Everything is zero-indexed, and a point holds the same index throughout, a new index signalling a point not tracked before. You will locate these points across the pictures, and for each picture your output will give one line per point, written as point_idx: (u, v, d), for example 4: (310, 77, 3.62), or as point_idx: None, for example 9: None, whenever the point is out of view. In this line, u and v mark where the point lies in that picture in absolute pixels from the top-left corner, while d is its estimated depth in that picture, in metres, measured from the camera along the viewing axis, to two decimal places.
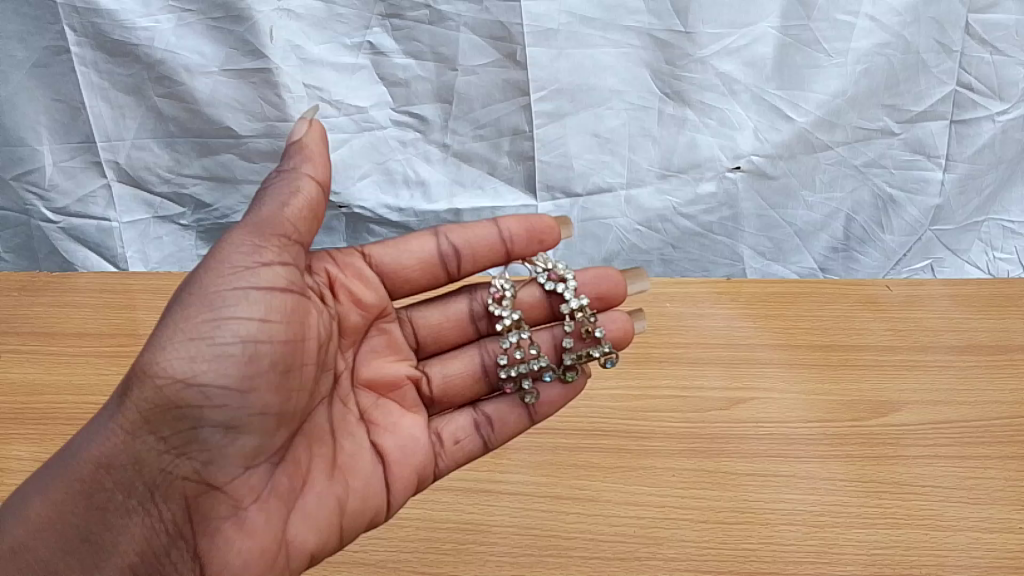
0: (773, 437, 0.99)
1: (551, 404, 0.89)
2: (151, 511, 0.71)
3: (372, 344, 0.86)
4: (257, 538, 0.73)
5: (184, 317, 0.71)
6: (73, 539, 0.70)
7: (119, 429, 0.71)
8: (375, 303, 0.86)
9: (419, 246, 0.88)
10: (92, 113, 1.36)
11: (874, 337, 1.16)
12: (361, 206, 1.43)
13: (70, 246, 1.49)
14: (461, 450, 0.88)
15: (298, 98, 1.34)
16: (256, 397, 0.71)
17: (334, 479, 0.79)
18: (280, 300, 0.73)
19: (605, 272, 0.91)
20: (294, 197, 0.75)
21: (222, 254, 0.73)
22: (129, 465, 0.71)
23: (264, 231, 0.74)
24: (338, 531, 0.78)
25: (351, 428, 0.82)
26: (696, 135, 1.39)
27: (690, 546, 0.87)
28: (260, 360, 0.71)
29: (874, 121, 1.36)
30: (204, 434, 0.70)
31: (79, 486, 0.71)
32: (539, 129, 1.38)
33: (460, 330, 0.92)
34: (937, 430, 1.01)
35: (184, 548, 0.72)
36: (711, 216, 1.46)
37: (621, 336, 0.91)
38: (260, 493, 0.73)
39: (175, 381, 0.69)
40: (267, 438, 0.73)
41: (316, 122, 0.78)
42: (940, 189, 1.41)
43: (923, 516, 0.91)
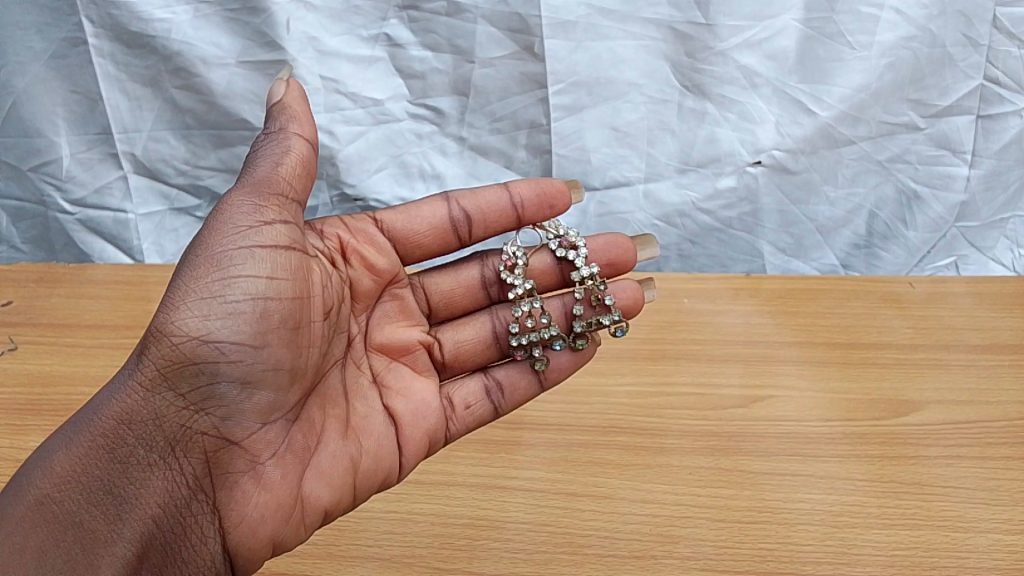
0: (792, 436, 0.97)
1: (560, 370, 0.91)
2: (172, 465, 0.71)
3: (384, 310, 0.90)
4: (275, 492, 0.75)
5: (194, 277, 0.72)
6: (96, 491, 0.68)
7: (138, 386, 0.71)
8: (388, 269, 0.89)
9: (432, 212, 0.91)
10: (109, 105, 1.36)
11: (896, 336, 1.14)
12: (377, 199, 1.42)
13: (87, 238, 1.49)
14: (472, 415, 0.89)
15: (314, 90, 1.34)
16: (267, 352, 0.73)
17: (347, 438, 0.81)
18: (285, 258, 0.75)
19: (614, 240, 0.94)
20: (287, 154, 0.78)
21: (222, 215, 0.75)
22: (150, 420, 0.71)
23: (262, 190, 0.76)
24: (351, 489, 0.80)
25: (363, 391, 0.84)
26: (715, 129, 1.36)
27: (706, 544, 0.84)
28: (270, 316, 0.73)
29: (897, 116, 1.34)
30: (220, 390, 0.72)
31: (100, 441, 0.70)
32: (556, 123, 1.36)
33: (471, 296, 0.94)
34: (961, 430, 0.99)
35: (203, 504, 0.72)
36: (730, 212, 1.44)
37: (631, 302, 0.93)
38: (276, 449, 0.75)
39: (190, 338, 0.70)
40: (280, 395, 0.75)
41: (293, 84, 0.82)
42: (965, 185, 1.39)
43: (946, 516, 0.88)
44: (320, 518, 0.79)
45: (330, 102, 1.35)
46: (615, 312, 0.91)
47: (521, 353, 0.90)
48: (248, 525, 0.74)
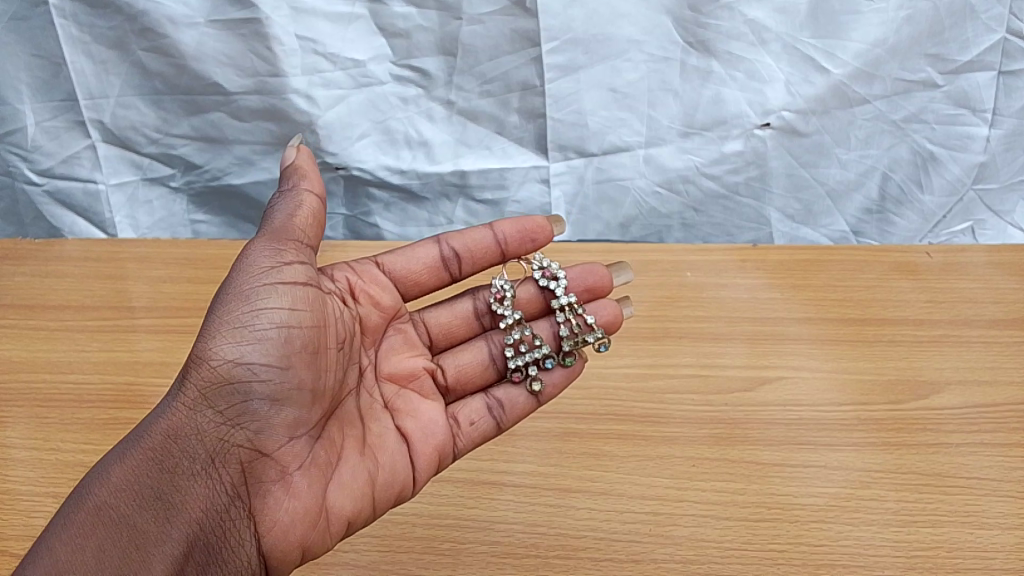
0: (804, 422, 0.91)
1: (557, 385, 0.85)
2: (213, 475, 0.68)
3: (390, 343, 0.84)
4: (303, 500, 0.70)
5: (225, 308, 0.71)
6: (147, 496, 0.66)
7: (182, 402, 0.69)
8: (391, 304, 0.85)
9: (425, 252, 0.88)
10: (73, 69, 1.28)
11: (913, 310, 1.06)
12: (360, 168, 1.35)
13: (57, 211, 1.41)
14: (476, 432, 0.83)
15: (290, 51, 1.25)
16: (293, 373, 0.70)
17: (364, 454, 0.76)
18: (305, 292, 0.74)
19: (590, 266, 0.89)
20: (301, 208, 0.77)
21: (243, 262, 0.74)
22: (192, 436, 0.68)
23: (281, 237, 0.75)
24: (372, 506, 0.75)
25: (377, 414, 0.79)
26: (721, 88, 1.27)
27: (710, 546, 0.78)
28: (294, 341, 0.71)
29: (915, 73, 1.25)
30: (253, 406, 0.69)
31: (150, 451, 0.68)
32: (550, 84, 1.28)
33: (467, 329, 0.90)
34: (983, 415, 0.92)
35: (238, 509, 0.69)
36: (736, 177, 1.35)
37: (613, 322, 0.88)
38: (304, 461, 0.71)
39: (224, 360, 0.69)
40: (305, 411, 0.72)
41: (304, 147, 0.82)
42: (985, 146, 1.30)
43: (969, 512, 0.81)
44: (343, 529, 0.74)
45: (309, 63, 1.26)
46: (598, 332, 0.85)
47: (518, 374, 0.84)
48: (281, 529, 0.70)
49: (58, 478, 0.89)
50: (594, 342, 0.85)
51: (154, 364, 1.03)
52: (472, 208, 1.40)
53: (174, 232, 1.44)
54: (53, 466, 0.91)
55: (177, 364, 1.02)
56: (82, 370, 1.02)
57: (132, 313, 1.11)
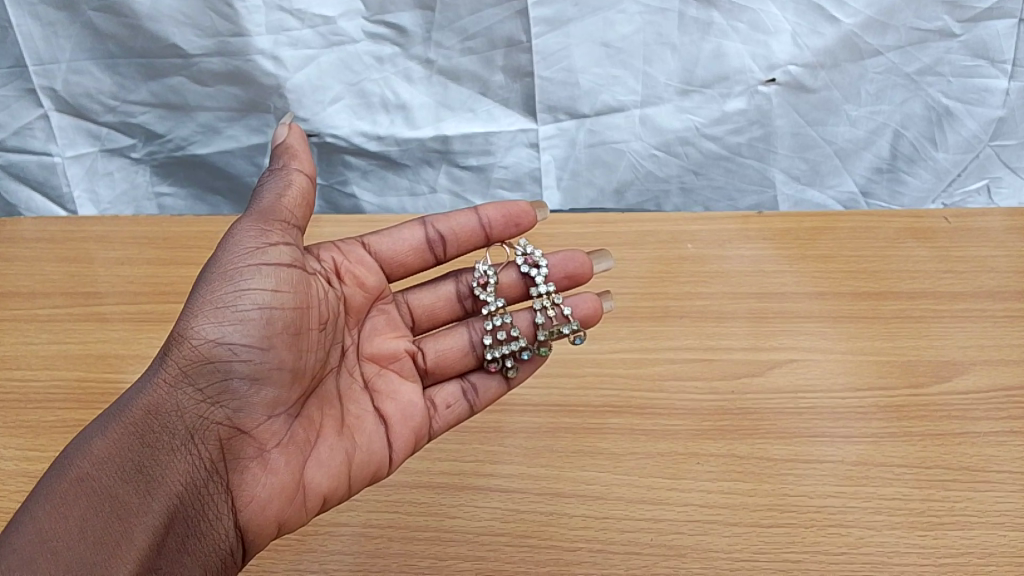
0: (817, 411, 0.84)
1: (528, 373, 0.79)
2: (192, 451, 0.61)
3: (373, 324, 0.75)
4: (280, 477, 0.64)
5: (208, 285, 0.64)
6: (128, 468, 0.59)
7: (163, 375, 0.62)
8: (376, 286, 0.76)
9: (409, 234, 0.79)
10: (19, 32, 1.17)
11: (930, 280, 0.98)
12: (333, 134, 1.25)
13: (11, 186, 1.32)
14: (451, 416, 0.76)
15: (253, 7, 1.15)
16: (275, 354, 0.63)
17: (344, 434, 0.68)
18: (291, 273, 0.66)
19: (571, 254, 0.81)
20: (290, 188, 0.69)
21: (227, 242, 0.66)
22: (172, 412, 0.61)
23: (267, 218, 0.67)
24: (348, 487, 0.68)
25: (357, 396, 0.71)
26: (723, 41, 1.18)
27: (719, 557, 0.72)
28: (277, 322, 0.64)
29: (931, 21, 1.15)
30: (233, 385, 0.62)
31: (130, 425, 0.61)
32: (537, 39, 1.18)
33: (451, 312, 0.81)
34: (1010, 399, 0.85)
35: (217, 483, 0.62)
36: (739, 137, 1.26)
37: (594, 315, 0.79)
38: (282, 439, 0.64)
39: (206, 339, 0.62)
40: (286, 391, 0.64)
41: (295, 125, 0.73)
42: (1004, 100, 1.21)
43: (999, 511, 0.75)
44: (320, 506, 0.67)
45: (274, 21, 1.16)
46: (573, 322, 0.78)
47: (495, 364, 0.76)
48: (258, 505, 0.63)
49: (6, 486, 0.82)
50: (569, 332, 0.78)
51: (112, 357, 0.95)
52: (456, 174, 1.31)
53: (138, 207, 1.35)
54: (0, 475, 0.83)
55: (137, 356, 0.94)
56: (33, 364, 0.95)
57: (88, 301, 1.03)
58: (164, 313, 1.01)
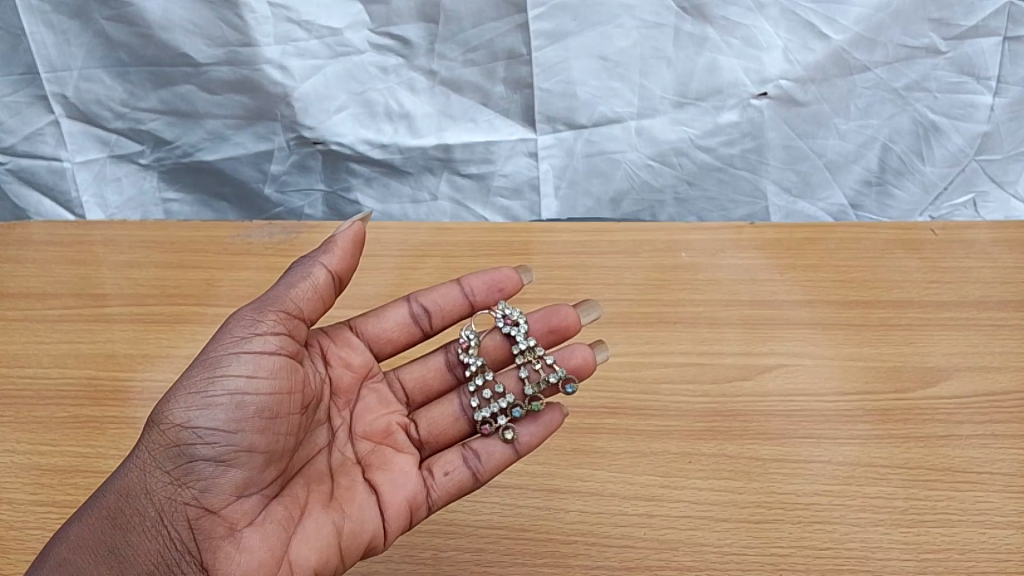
0: (806, 414, 0.87)
1: (537, 437, 0.75)
2: (162, 533, 0.61)
3: (366, 403, 0.76)
4: (255, 556, 0.62)
5: (186, 375, 0.64)
6: (101, 552, 0.61)
7: (139, 460, 0.63)
8: (364, 363, 0.77)
9: (395, 312, 0.80)
10: (33, 40, 1.20)
11: (917, 290, 1.02)
12: (339, 142, 1.29)
13: (20, 190, 1.34)
14: (452, 484, 0.73)
15: (262, 18, 1.18)
16: (243, 438, 0.62)
17: (330, 507, 0.67)
18: (272, 360, 0.65)
19: (554, 308, 0.82)
20: (303, 281, 0.69)
21: (224, 328, 0.67)
22: (142, 495, 0.62)
23: (265, 306, 0.68)
24: (338, 563, 0.66)
25: (348, 469, 0.71)
26: (717, 56, 1.21)
27: (709, 551, 0.76)
28: (247, 407, 0.62)
29: (918, 38, 1.19)
30: (199, 466, 0.62)
31: (106, 511, 0.63)
32: (537, 52, 1.21)
33: (443, 381, 0.81)
34: (992, 404, 0.88)
35: (190, 564, 0.61)
36: (732, 148, 1.30)
37: (585, 365, 0.78)
38: (254, 518, 0.63)
39: (173, 423, 0.62)
40: (259, 472, 0.63)
41: (362, 222, 0.73)
42: (989, 116, 1.24)
43: (980, 509, 0.79)
44: None
45: (282, 32, 1.19)
46: (560, 371, 0.77)
47: (489, 426, 0.75)
48: None
49: (16, 481, 0.85)
50: (557, 381, 0.77)
51: (122, 356, 0.98)
52: (457, 182, 1.34)
53: (144, 211, 1.38)
54: (12, 468, 0.86)
55: (145, 356, 0.98)
56: (44, 361, 0.97)
57: (97, 301, 1.06)
58: (172, 315, 1.03)
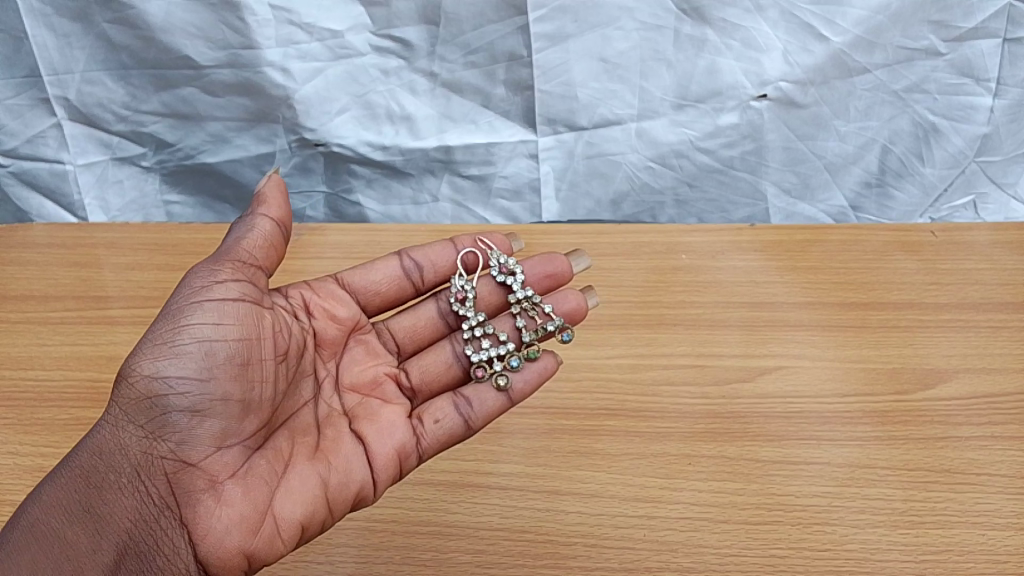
0: (804, 416, 0.88)
1: (530, 383, 0.77)
2: (139, 488, 0.63)
3: (352, 355, 0.78)
4: (238, 507, 0.63)
5: (151, 328, 0.65)
6: (77, 510, 0.62)
7: (109, 417, 0.64)
8: (350, 316, 0.79)
9: (386, 266, 0.82)
10: (35, 43, 1.21)
11: (917, 292, 1.02)
12: (340, 144, 1.29)
13: (23, 193, 1.35)
14: (443, 432, 0.74)
15: (263, 21, 1.18)
16: (216, 385, 0.63)
17: (316, 459, 0.68)
18: (237, 306, 0.66)
19: (548, 255, 0.86)
20: (252, 230, 0.70)
21: (182, 282, 0.67)
22: (116, 451, 0.64)
23: (218, 258, 0.68)
24: (326, 513, 0.67)
25: (334, 421, 0.72)
26: (716, 58, 1.22)
27: (708, 552, 0.76)
28: (217, 354, 0.64)
29: (917, 40, 1.19)
30: (172, 418, 0.63)
31: (79, 470, 0.64)
32: (537, 55, 1.21)
33: (433, 329, 0.85)
34: (991, 405, 0.89)
35: (170, 518, 0.63)
36: (731, 150, 1.30)
37: (578, 311, 0.84)
38: (236, 470, 0.64)
39: (143, 376, 0.63)
40: (237, 423, 0.64)
41: (276, 171, 0.75)
42: (989, 117, 1.25)
43: (980, 511, 0.79)
44: (297, 537, 0.65)
45: (283, 35, 1.19)
46: (557, 319, 0.83)
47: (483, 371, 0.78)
48: (215, 537, 0.62)
49: (18, 483, 0.85)
50: (554, 330, 0.83)
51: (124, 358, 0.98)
52: (458, 184, 1.35)
53: (146, 214, 1.38)
54: (13, 470, 0.86)
55: None
56: (47, 364, 0.98)
57: (98, 304, 1.06)
58: None
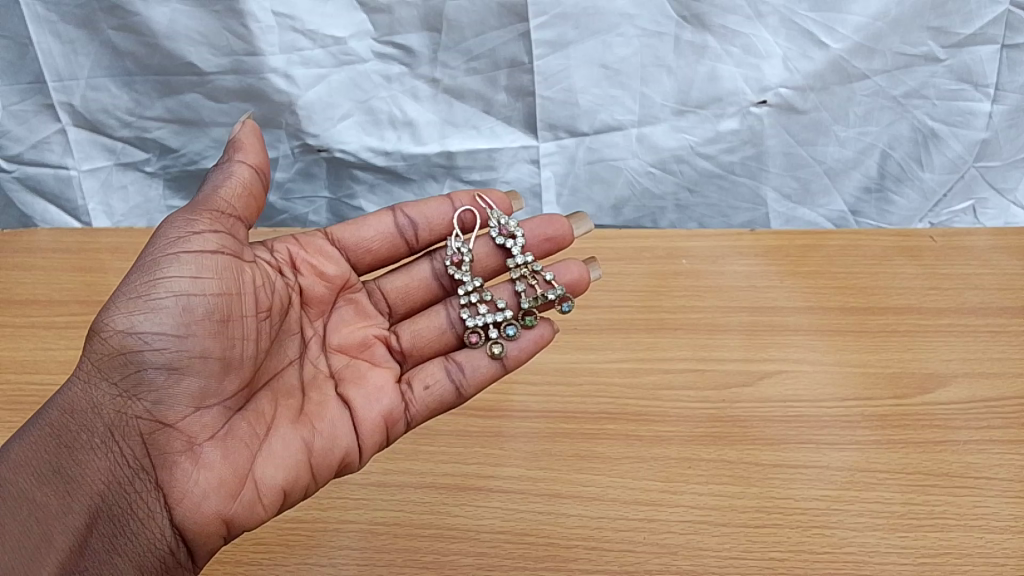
0: (804, 420, 0.88)
1: (525, 351, 0.80)
2: (113, 448, 0.66)
3: (340, 315, 0.81)
4: (217, 470, 0.66)
5: (127, 282, 0.67)
6: (46, 472, 0.64)
7: (82, 375, 0.67)
8: (339, 275, 0.81)
9: (379, 224, 0.85)
10: (40, 49, 1.22)
11: (916, 296, 1.03)
12: (343, 150, 1.30)
13: (27, 198, 1.36)
14: (432, 398, 0.77)
15: (266, 28, 1.19)
16: (193, 342, 0.66)
17: (299, 423, 0.71)
18: (215, 260, 0.69)
19: (549, 218, 0.87)
20: (230, 178, 0.73)
21: (159, 231, 0.70)
22: (89, 411, 0.66)
23: (196, 207, 0.71)
24: (309, 478, 0.70)
25: (320, 384, 0.75)
26: (717, 64, 1.22)
27: (708, 555, 0.77)
28: (195, 310, 0.66)
29: (916, 46, 1.20)
30: (148, 376, 0.65)
31: (49, 428, 0.66)
32: (539, 61, 1.22)
33: (426, 291, 0.87)
34: (990, 409, 0.89)
35: (145, 480, 0.66)
36: (731, 156, 1.31)
37: (578, 281, 0.85)
38: (215, 432, 0.67)
39: (117, 332, 0.65)
40: (215, 382, 0.67)
41: (250, 119, 0.78)
42: (988, 123, 1.25)
43: (979, 515, 0.79)
44: (278, 500, 0.69)
45: (286, 41, 1.20)
46: (558, 289, 0.84)
47: (478, 337, 0.80)
48: (192, 499, 0.66)
49: None
50: (555, 298, 0.84)
51: None
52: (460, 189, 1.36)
53: (150, 218, 1.39)
54: None
55: None
56: (53, 368, 0.99)
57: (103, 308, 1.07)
58: None
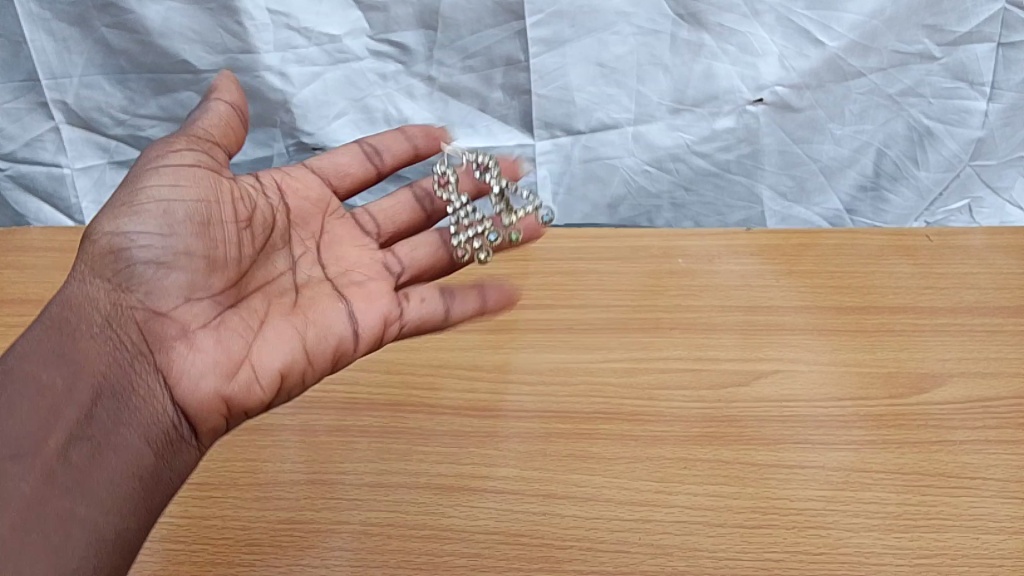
0: (800, 420, 0.88)
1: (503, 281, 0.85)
2: (113, 334, 0.68)
3: (327, 236, 0.85)
4: (217, 351, 0.70)
5: (116, 197, 0.72)
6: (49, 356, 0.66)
7: (79, 273, 0.70)
8: (320, 198, 0.87)
9: (347, 153, 0.91)
10: (34, 47, 1.21)
11: (912, 296, 1.03)
12: (338, 148, 1.30)
13: (21, 196, 1.35)
14: (425, 311, 0.81)
15: (261, 26, 1.19)
16: (180, 238, 0.70)
17: (290, 316, 0.76)
18: (197, 170, 0.74)
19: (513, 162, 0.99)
20: (207, 112, 0.79)
21: (142, 157, 0.75)
22: (88, 304, 0.69)
23: (177, 133, 0.76)
24: (304, 365, 0.74)
25: (310, 287, 0.79)
26: (713, 62, 1.22)
27: (703, 555, 0.77)
28: (177, 211, 0.71)
29: (912, 44, 1.20)
30: (141, 269, 0.69)
31: (49, 322, 0.68)
32: (534, 59, 1.22)
33: (409, 214, 0.92)
34: (986, 409, 0.89)
35: (145, 361, 0.68)
36: (727, 154, 1.31)
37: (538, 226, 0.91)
38: (209, 321, 0.71)
39: (109, 232, 0.70)
40: (206, 275, 0.72)
41: (226, 70, 0.84)
42: (983, 121, 1.25)
43: (974, 515, 0.79)
44: (276, 383, 0.72)
45: (282, 39, 1.21)
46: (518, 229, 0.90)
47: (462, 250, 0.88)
48: (192, 378, 0.69)
49: None
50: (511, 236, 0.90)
51: None
52: None
53: None
54: None
55: None
56: None
57: None
58: None
